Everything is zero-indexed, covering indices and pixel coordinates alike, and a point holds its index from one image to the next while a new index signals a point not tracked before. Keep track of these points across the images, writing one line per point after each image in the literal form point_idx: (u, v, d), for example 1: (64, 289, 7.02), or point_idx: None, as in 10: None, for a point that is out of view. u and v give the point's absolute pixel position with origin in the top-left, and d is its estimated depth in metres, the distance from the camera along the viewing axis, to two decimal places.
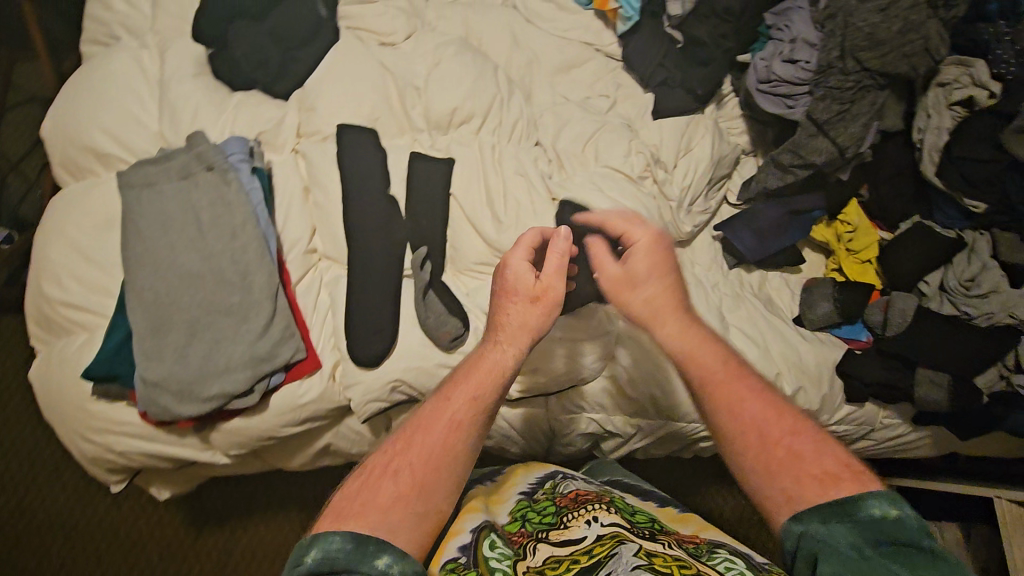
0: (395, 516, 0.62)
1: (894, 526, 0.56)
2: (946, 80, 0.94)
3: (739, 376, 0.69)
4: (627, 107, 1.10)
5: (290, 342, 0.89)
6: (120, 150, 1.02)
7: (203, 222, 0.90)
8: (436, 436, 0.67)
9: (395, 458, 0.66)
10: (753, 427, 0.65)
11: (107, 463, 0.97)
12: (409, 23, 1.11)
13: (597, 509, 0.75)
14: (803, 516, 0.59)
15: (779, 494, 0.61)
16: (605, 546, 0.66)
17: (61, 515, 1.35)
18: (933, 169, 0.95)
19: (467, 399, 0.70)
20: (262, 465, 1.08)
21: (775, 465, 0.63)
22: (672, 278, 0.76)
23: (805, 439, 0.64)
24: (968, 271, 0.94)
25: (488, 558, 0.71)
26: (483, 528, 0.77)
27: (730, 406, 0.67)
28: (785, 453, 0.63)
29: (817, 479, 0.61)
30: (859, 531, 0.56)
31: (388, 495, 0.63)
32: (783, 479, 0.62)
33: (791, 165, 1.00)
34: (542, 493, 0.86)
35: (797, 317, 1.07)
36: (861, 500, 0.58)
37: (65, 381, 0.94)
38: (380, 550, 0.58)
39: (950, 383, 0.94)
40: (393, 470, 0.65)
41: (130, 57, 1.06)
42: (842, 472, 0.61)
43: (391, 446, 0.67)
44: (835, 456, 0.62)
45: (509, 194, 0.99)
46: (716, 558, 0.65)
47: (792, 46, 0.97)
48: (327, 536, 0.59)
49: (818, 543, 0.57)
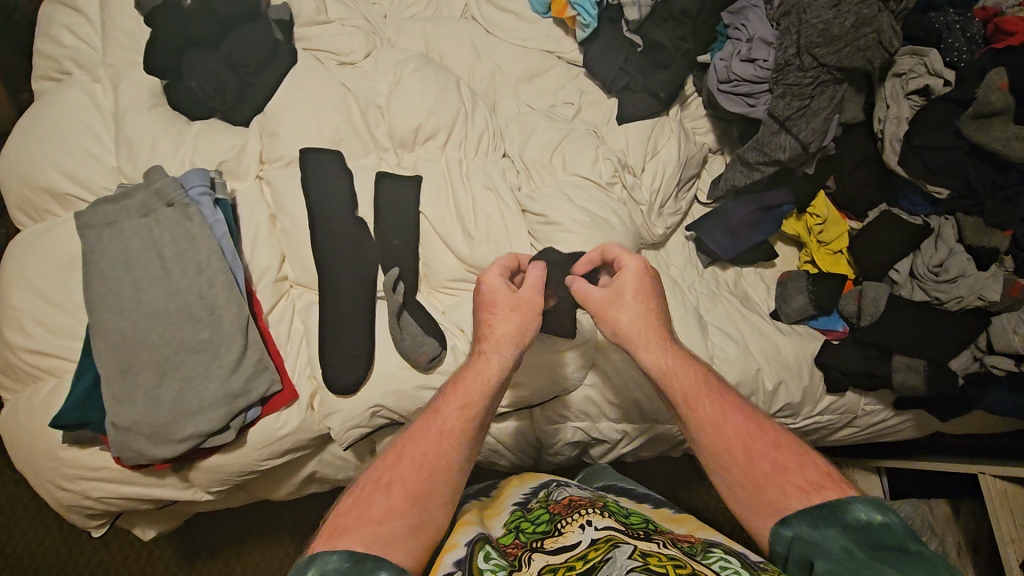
0: (389, 528, 0.63)
1: (881, 529, 0.59)
2: (902, 70, 0.94)
3: (717, 391, 0.75)
4: (592, 114, 1.10)
5: (265, 375, 0.88)
6: (77, 188, 0.99)
7: (166, 258, 0.88)
8: (428, 447, 0.70)
9: (388, 472, 0.69)
10: (739, 443, 0.70)
11: (86, 509, 0.95)
12: (367, 40, 1.09)
13: (591, 513, 0.73)
14: (791, 519, 0.64)
15: (766, 503, 0.66)
16: (599, 550, 0.64)
17: (46, 562, 1.31)
18: (896, 158, 0.95)
19: (456, 410, 0.73)
20: (248, 497, 1.06)
21: (762, 478, 0.67)
22: (655, 305, 0.79)
23: (783, 450, 0.69)
24: (936, 257, 0.95)
25: (483, 568, 0.65)
26: (479, 539, 0.71)
27: (713, 422, 0.72)
28: (768, 465, 0.68)
29: (798, 488, 0.66)
30: (848, 534, 0.60)
31: (381, 508, 0.65)
32: (770, 492, 0.66)
33: (756, 163, 1.00)
34: (536, 502, 0.82)
35: (773, 312, 1.07)
36: (849, 504, 0.62)
37: (34, 430, 0.92)
38: (378, 567, 0.58)
39: (926, 368, 0.95)
40: (387, 482, 0.67)
41: (84, 92, 1.03)
42: (821, 480, 0.66)
43: (384, 461, 0.70)
44: (813, 467, 0.68)
45: (479, 209, 0.98)
46: (710, 557, 0.63)
47: (749, 46, 0.98)
48: (324, 555, 0.59)
49: (809, 545, 0.60)
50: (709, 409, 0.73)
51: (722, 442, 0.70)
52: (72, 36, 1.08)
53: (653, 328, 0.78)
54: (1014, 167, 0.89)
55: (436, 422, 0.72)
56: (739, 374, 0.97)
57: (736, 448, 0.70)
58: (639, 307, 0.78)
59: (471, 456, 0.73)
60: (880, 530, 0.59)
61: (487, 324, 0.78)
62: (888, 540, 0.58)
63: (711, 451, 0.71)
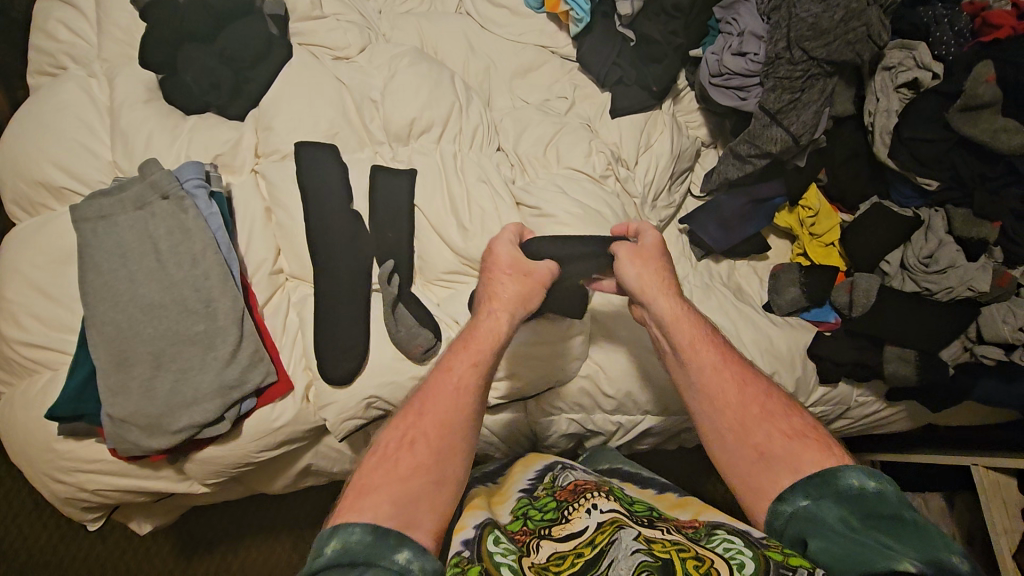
0: (416, 484, 0.65)
1: (873, 495, 0.61)
2: (891, 63, 0.95)
3: (716, 341, 0.78)
4: (586, 108, 1.12)
5: (260, 366, 0.88)
6: (72, 182, 0.99)
7: (162, 251, 0.89)
8: (448, 401, 0.70)
9: (410, 428, 0.69)
10: (733, 387, 0.73)
11: (82, 501, 0.95)
12: (362, 35, 1.10)
13: (596, 496, 0.73)
14: (786, 495, 0.65)
15: (750, 446, 0.69)
16: (604, 533, 0.66)
17: (43, 557, 1.31)
18: (885, 150, 0.96)
19: (472, 364, 0.73)
20: (244, 490, 1.06)
21: (750, 421, 0.71)
22: (665, 264, 0.83)
23: (776, 401, 0.73)
24: (927, 248, 0.97)
25: (492, 551, 0.65)
26: (488, 523, 0.71)
27: (712, 368, 0.75)
28: (760, 410, 0.72)
29: (788, 437, 0.69)
30: (843, 504, 0.61)
31: (407, 465, 0.66)
32: (759, 437, 0.69)
33: (748, 156, 1.01)
34: (542, 489, 0.82)
35: (766, 303, 1.08)
36: (841, 471, 0.64)
37: (29, 422, 0.92)
38: (400, 543, 0.59)
39: (916, 358, 0.96)
40: (411, 439, 0.67)
41: (79, 87, 1.04)
42: (806, 430, 0.70)
43: (403, 419, 0.70)
44: (800, 418, 0.72)
45: (473, 201, 0.99)
46: (714, 539, 0.63)
47: (740, 40, 0.99)
48: (348, 525, 0.60)
49: (807, 521, 0.62)
50: (711, 356, 0.76)
51: (720, 388, 0.73)
52: (68, 31, 1.09)
53: (663, 282, 0.81)
54: (1002, 158, 0.90)
55: (452, 376, 0.72)
56: None
57: (730, 394, 0.73)
58: (649, 264, 0.82)
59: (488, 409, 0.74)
60: (874, 496, 0.61)
61: (498, 286, 0.80)
62: (881, 505, 0.60)
63: (705, 396, 0.74)
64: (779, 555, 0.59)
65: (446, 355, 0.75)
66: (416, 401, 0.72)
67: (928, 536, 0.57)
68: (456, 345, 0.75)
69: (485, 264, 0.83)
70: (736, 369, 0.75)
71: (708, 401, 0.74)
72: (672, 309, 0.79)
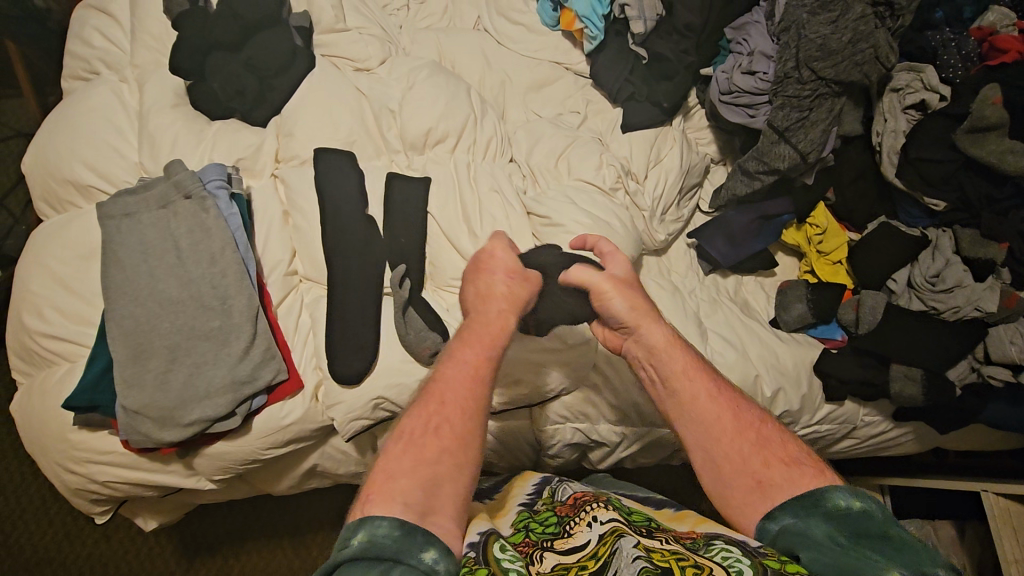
0: (443, 469, 0.64)
1: (860, 514, 0.61)
2: (899, 86, 0.97)
3: (704, 368, 0.75)
4: (597, 122, 1.15)
5: (271, 363, 0.90)
6: (100, 182, 1.03)
7: (182, 249, 0.91)
8: (471, 388, 0.69)
9: (432, 415, 0.67)
10: (726, 412, 0.71)
11: (92, 494, 0.97)
12: (383, 48, 1.14)
13: (596, 508, 0.74)
14: (776, 513, 0.65)
15: (750, 474, 0.67)
16: (606, 545, 0.66)
17: (48, 551, 1.33)
18: (893, 170, 0.98)
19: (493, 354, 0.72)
20: (249, 489, 1.07)
21: (747, 448, 0.69)
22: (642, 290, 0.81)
23: (768, 425, 0.72)
24: (933, 267, 0.97)
25: (500, 558, 0.63)
26: (492, 532, 0.69)
27: (707, 396, 0.72)
28: (756, 437, 0.70)
29: (783, 462, 0.67)
30: (831, 520, 0.62)
31: (431, 452, 0.65)
32: (756, 461, 0.68)
33: (757, 172, 1.02)
34: (541, 504, 0.82)
35: (773, 319, 1.09)
36: (829, 492, 0.64)
37: (46, 413, 0.94)
38: (427, 543, 0.59)
39: (923, 377, 0.96)
40: (435, 425, 0.66)
41: (111, 92, 1.08)
42: (802, 459, 0.69)
43: (425, 405, 0.68)
44: (795, 445, 0.70)
45: (485, 211, 1.01)
46: (713, 548, 0.63)
47: (750, 59, 1.01)
48: (375, 519, 0.59)
49: (796, 536, 0.62)
50: (701, 384, 0.73)
51: (714, 414, 0.71)
52: (102, 39, 1.13)
53: (648, 314, 0.78)
54: (1008, 179, 0.90)
55: (465, 366, 0.70)
56: (737, 380, 0.99)
57: (723, 421, 0.71)
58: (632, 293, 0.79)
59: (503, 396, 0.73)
60: (860, 512, 0.62)
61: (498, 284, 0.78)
62: (870, 522, 0.61)
63: (697, 423, 0.72)
64: (777, 564, 0.59)
65: (458, 345, 0.73)
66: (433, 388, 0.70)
67: (917, 552, 0.58)
68: (475, 335, 0.73)
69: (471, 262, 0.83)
70: (729, 396, 0.73)
71: (702, 428, 0.71)
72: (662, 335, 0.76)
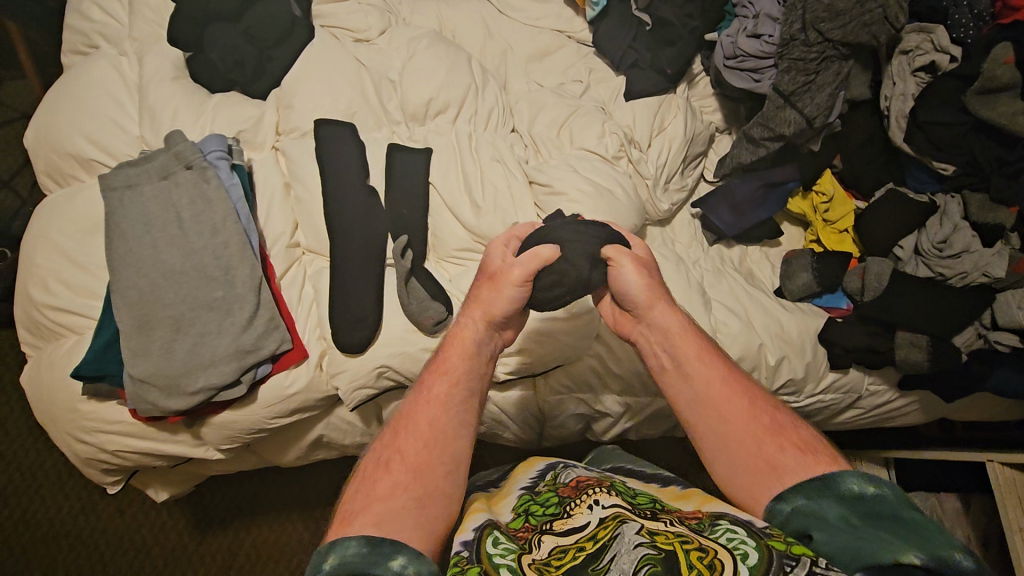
0: (395, 504, 0.63)
1: (874, 499, 0.60)
2: (908, 47, 0.94)
3: (719, 355, 0.75)
4: (601, 91, 1.13)
5: (276, 333, 0.90)
6: (101, 155, 1.03)
7: (184, 220, 0.92)
8: (427, 417, 0.69)
9: (389, 449, 0.68)
10: (739, 397, 0.71)
11: (103, 463, 0.98)
12: (382, 18, 1.13)
13: (598, 492, 0.72)
14: (786, 494, 0.64)
15: (762, 459, 0.67)
16: (607, 528, 0.65)
17: (64, 525, 1.36)
18: (901, 135, 0.96)
19: (447, 382, 0.72)
20: (257, 459, 1.09)
21: (760, 433, 0.68)
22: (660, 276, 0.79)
23: (781, 412, 0.71)
24: (940, 233, 0.95)
25: (490, 554, 0.64)
26: (487, 525, 0.70)
27: (719, 381, 0.72)
28: (769, 423, 0.69)
29: (795, 446, 0.67)
30: (843, 503, 0.61)
31: (384, 486, 0.64)
32: (768, 446, 0.67)
33: (762, 138, 1.01)
34: (543, 485, 0.81)
35: (778, 289, 1.09)
36: (842, 476, 0.62)
37: (55, 383, 0.95)
38: (395, 551, 0.57)
39: (930, 344, 0.95)
40: (387, 461, 0.67)
41: (110, 64, 1.08)
42: (815, 443, 0.68)
43: (383, 440, 0.70)
44: (807, 431, 0.70)
45: (487, 179, 1.00)
46: (717, 529, 0.63)
47: (755, 22, 0.99)
48: (343, 541, 0.58)
49: (808, 518, 0.61)
50: (715, 366, 0.73)
51: (726, 398, 0.71)
52: (99, 11, 1.12)
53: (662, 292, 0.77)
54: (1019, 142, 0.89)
55: (428, 396, 0.71)
56: (742, 348, 0.98)
57: (738, 406, 0.70)
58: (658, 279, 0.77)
59: (471, 429, 0.71)
60: (873, 496, 0.60)
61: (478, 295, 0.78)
62: (884, 507, 0.59)
63: (710, 407, 0.71)
64: (783, 545, 0.59)
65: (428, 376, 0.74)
66: (398, 422, 0.71)
67: (931, 535, 0.57)
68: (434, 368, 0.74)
69: (478, 274, 0.80)
70: (740, 382, 0.73)
71: (714, 413, 0.70)
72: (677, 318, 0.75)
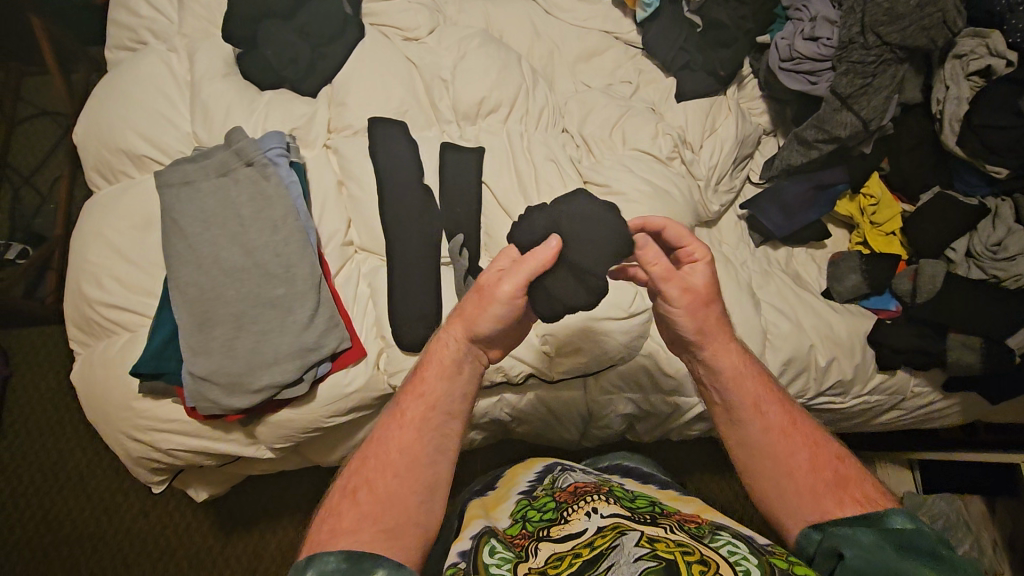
0: (365, 535, 0.58)
1: (913, 531, 0.59)
2: (963, 51, 0.95)
3: (781, 399, 0.69)
4: (650, 92, 1.13)
5: (336, 332, 0.90)
6: (152, 151, 1.02)
7: (244, 217, 0.91)
8: (394, 445, 0.63)
9: (356, 475, 0.63)
10: (798, 447, 0.66)
11: (153, 462, 0.97)
12: (431, 17, 1.12)
13: (597, 500, 0.72)
14: (824, 525, 0.62)
15: (813, 507, 0.64)
16: (606, 537, 0.64)
17: (91, 525, 1.35)
18: (954, 138, 0.96)
19: (422, 402, 0.65)
20: (303, 459, 1.08)
21: (818, 484, 0.64)
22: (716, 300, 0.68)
23: (845, 461, 0.67)
24: (994, 236, 0.96)
25: (488, 563, 0.64)
26: (485, 532, 0.71)
27: (777, 427, 0.67)
28: (832, 476, 0.65)
29: (856, 499, 0.63)
30: (881, 532, 0.59)
31: (352, 517, 0.60)
32: (828, 500, 0.64)
33: (816, 141, 1.02)
34: (541, 490, 0.81)
35: (825, 291, 1.09)
36: (885, 514, 0.61)
37: (108, 381, 0.94)
38: (375, 563, 0.55)
39: (982, 346, 0.96)
40: (354, 489, 0.62)
41: (160, 59, 1.07)
42: (875, 494, 0.64)
43: (351, 465, 0.65)
44: (870, 482, 0.66)
45: (541, 179, 1.00)
46: (718, 541, 0.63)
47: (812, 24, 1.00)
48: (323, 554, 0.56)
49: (842, 538, 0.59)
50: (775, 412, 0.68)
51: (785, 445, 0.66)
52: (148, 6, 1.11)
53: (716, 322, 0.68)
54: None
55: (400, 418, 0.65)
56: (794, 349, 0.99)
57: (799, 456, 0.66)
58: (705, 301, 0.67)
59: (449, 449, 0.65)
60: (910, 531, 0.59)
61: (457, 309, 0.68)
62: (922, 541, 0.58)
63: (764, 450, 0.66)
64: (784, 564, 0.59)
65: (399, 395, 0.67)
66: (367, 446, 0.65)
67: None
68: (406, 388, 0.67)
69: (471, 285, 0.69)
70: (803, 430, 0.68)
71: (766, 459, 0.66)
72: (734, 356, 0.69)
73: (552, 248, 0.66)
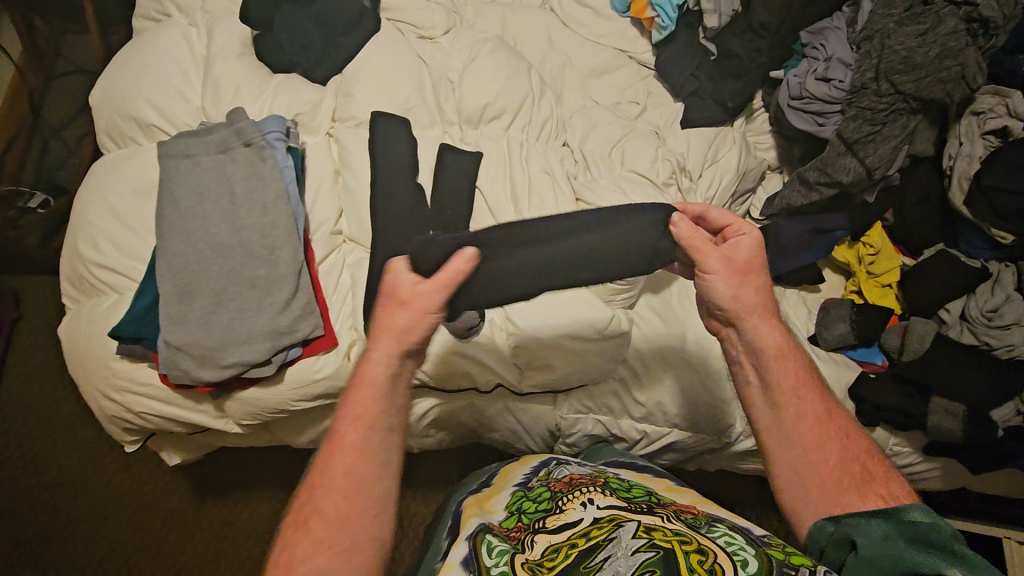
0: (321, 561, 0.58)
1: (928, 526, 0.61)
2: (980, 109, 0.92)
3: (819, 390, 0.69)
4: (657, 115, 1.12)
5: (310, 318, 0.91)
6: (161, 120, 1.05)
7: (237, 195, 0.93)
8: (337, 474, 0.61)
9: (306, 507, 0.61)
10: (829, 440, 0.66)
11: (125, 422, 1.00)
12: (448, 18, 1.13)
13: (593, 492, 0.72)
14: (841, 518, 0.64)
15: (834, 499, 0.65)
16: (602, 529, 0.63)
17: (70, 472, 1.39)
18: (961, 198, 0.93)
19: (358, 427, 0.62)
20: (271, 437, 1.10)
21: (841, 476, 0.65)
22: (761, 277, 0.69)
23: (871, 458, 0.67)
24: (992, 302, 0.93)
25: (489, 565, 0.63)
26: (479, 533, 0.69)
27: (810, 416, 0.67)
28: (858, 470, 0.66)
29: (878, 496, 0.65)
30: (894, 523, 0.62)
31: (306, 547, 0.59)
32: (851, 493, 0.65)
33: (818, 183, 1.00)
34: (536, 481, 0.81)
35: (812, 336, 1.06)
36: (904, 507, 0.63)
37: (92, 338, 0.97)
38: None
39: (965, 414, 0.92)
40: (305, 520, 0.60)
41: (180, 32, 1.10)
42: (901, 495, 0.65)
43: (301, 495, 0.63)
44: (894, 481, 0.66)
45: (534, 190, 0.99)
46: (715, 531, 0.64)
47: (826, 65, 0.98)
48: None
49: (855, 528, 0.63)
50: (808, 400, 0.67)
51: (816, 435, 0.66)
52: None
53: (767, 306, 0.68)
54: None
55: (338, 447, 0.62)
56: None
57: (827, 448, 0.66)
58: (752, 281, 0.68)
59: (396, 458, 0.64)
60: (927, 526, 0.61)
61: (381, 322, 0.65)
62: (935, 535, 0.61)
63: (792, 437, 0.66)
64: (781, 554, 0.60)
65: (337, 412, 0.64)
66: (314, 468, 0.64)
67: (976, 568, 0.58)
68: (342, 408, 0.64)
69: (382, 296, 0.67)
70: (836, 424, 0.68)
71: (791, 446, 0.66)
72: (780, 340, 0.68)
73: (469, 260, 0.67)
